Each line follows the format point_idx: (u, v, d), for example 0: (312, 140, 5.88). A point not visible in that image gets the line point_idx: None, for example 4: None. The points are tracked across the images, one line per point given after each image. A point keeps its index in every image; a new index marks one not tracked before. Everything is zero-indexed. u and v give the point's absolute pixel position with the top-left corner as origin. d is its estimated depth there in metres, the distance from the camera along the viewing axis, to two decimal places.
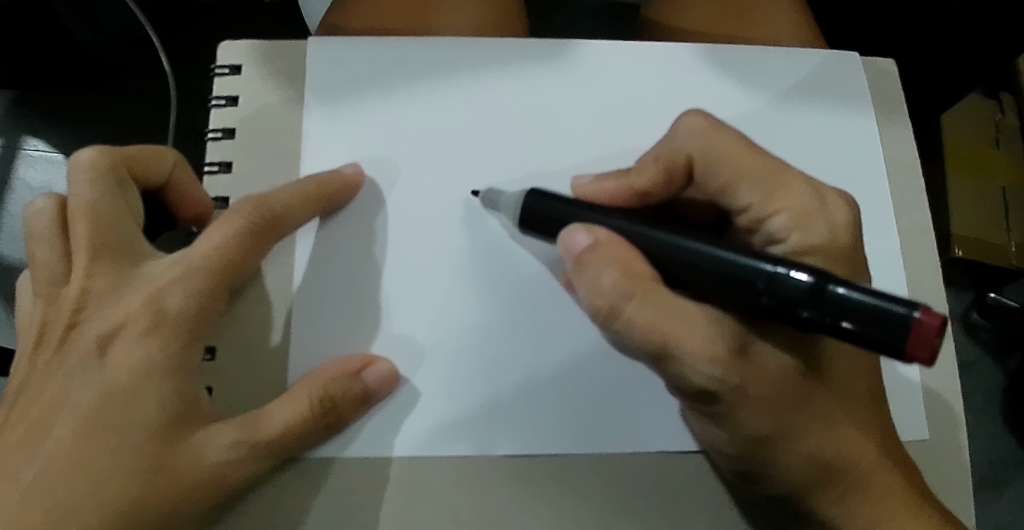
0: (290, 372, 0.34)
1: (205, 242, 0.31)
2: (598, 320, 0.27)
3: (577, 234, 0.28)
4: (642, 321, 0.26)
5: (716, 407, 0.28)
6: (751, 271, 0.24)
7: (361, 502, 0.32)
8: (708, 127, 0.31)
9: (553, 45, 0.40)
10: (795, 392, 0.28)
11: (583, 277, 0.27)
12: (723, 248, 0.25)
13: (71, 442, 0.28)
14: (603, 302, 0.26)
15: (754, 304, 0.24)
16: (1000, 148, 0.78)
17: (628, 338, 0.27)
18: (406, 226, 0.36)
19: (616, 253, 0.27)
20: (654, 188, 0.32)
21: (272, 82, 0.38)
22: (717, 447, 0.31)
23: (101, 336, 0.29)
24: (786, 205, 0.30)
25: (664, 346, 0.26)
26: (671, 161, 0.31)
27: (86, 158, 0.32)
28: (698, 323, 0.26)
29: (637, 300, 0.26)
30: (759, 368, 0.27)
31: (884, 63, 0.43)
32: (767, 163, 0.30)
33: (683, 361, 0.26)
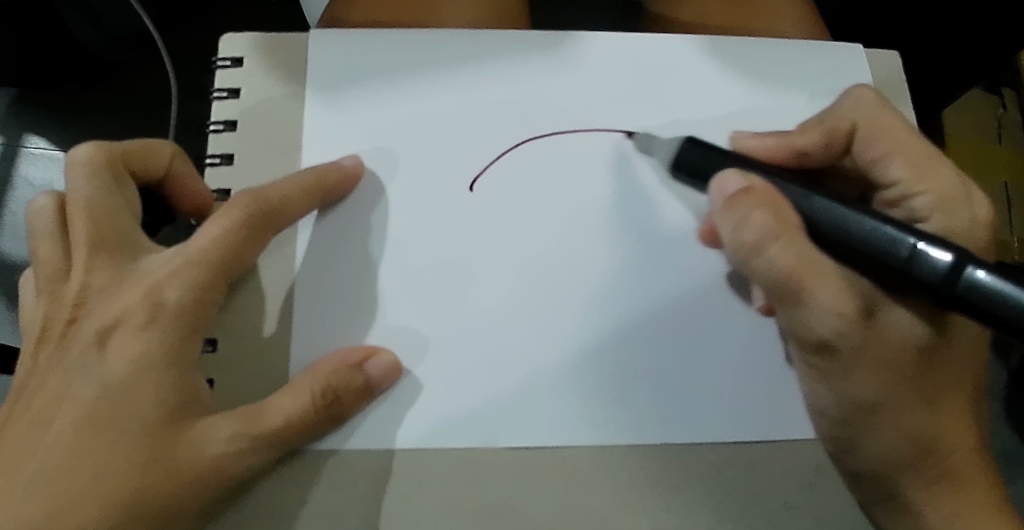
0: (290, 366, 0.33)
1: (205, 234, 0.31)
2: (734, 252, 0.29)
3: (729, 179, 0.29)
4: (781, 264, 0.27)
5: (831, 362, 0.30)
6: (894, 245, 0.27)
7: (364, 495, 0.32)
8: (874, 101, 0.33)
9: (555, 37, 0.40)
10: (913, 361, 0.30)
11: (728, 215, 0.28)
12: (863, 215, 0.28)
13: (71, 438, 0.27)
14: (747, 237, 0.27)
15: (891, 272, 0.27)
16: (1002, 143, 0.78)
17: (761, 276, 0.28)
18: (408, 218, 0.36)
19: (770, 198, 0.28)
20: (812, 148, 0.34)
21: (273, 74, 0.38)
22: (817, 408, 0.32)
23: (100, 329, 0.29)
24: (930, 188, 0.32)
25: (798, 291, 0.27)
26: (835, 128, 0.34)
27: (83, 153, 0.32)
28: (835, 280, 0.28)
29: (788, 245, 0.27)
30: (886, 330, 0.29)
31: (886, 54, 0.42)
32: (924, 145, 0.32)
33: (810, 309, 0.28)
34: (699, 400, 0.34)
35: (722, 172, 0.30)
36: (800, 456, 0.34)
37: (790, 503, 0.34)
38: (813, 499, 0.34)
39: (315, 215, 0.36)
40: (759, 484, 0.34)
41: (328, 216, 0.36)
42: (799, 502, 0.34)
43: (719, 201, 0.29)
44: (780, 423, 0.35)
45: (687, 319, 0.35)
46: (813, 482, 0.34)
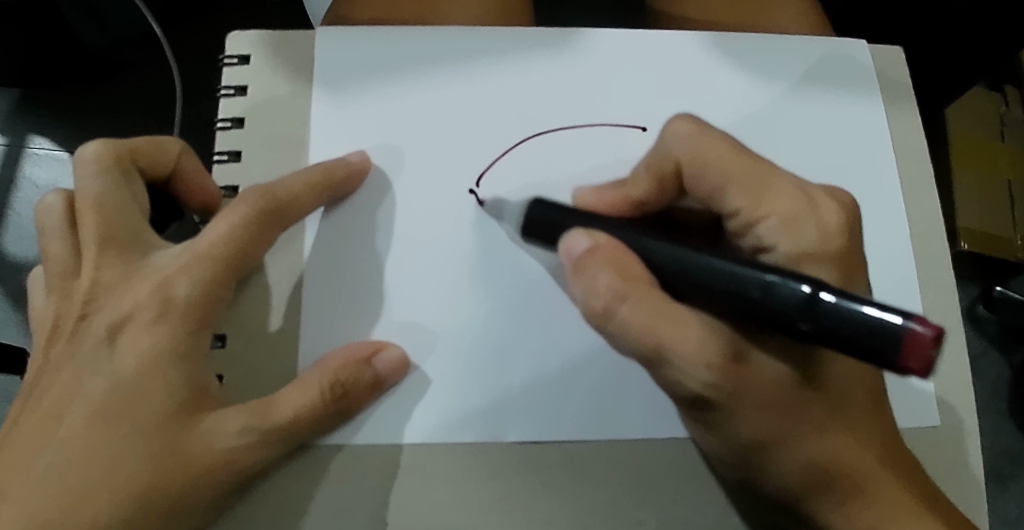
0: (300, 360, 0.34)
1: (213, 230, 0.31)
2: (596, 322, 0.27)
3: (576, 239, 0.28)
4: (635, 324, 0.26)
5: (712, 415, 0.28)
6: (750, 280, 0.24)
7: (373, 490, 0.32)
8: (696, 133, 0.30)
9: (560, 33, 0.40)
10: (785, 398, 0.28)
11: (581, 280, 0.27)
12: (711, 254, 0.25)
13: (83, 431, 0.28)
14: (598, 303, 0.27)
15: (749, 314, 0.24)
16: (1005, 142, 0.78)
17: (620, 339, 0.27)
18: (415, 214, 0.36)
19: (614, 257, 0.26)
20: (648, 198, 0.33)
21: (280, 71, 0.38)
22: (713, 451, 0.31)
23: (110, 325, 0.30)
24: (776, 209, 0.29)
25: (657, 349, 0.26)
26: (661, 169, 0.32)
27: (92, 151, 0.32)
28: (690, 328, 0.26)
29: (635, 304, 0.26)
30: (756, 374, 0.27)
31: (890, 49, 0.42)
32: (752, 162, 0.30)
33: (675, 365, 0.26)
34: None
35: (569, 230, 0.29)
36: None
37: None
38: None
39: (323, 211, 0.36)
40: None
41: (335, 214, 0.36)
42: None
43: (569, 264, 0.28)
44: None
45: None
46: None
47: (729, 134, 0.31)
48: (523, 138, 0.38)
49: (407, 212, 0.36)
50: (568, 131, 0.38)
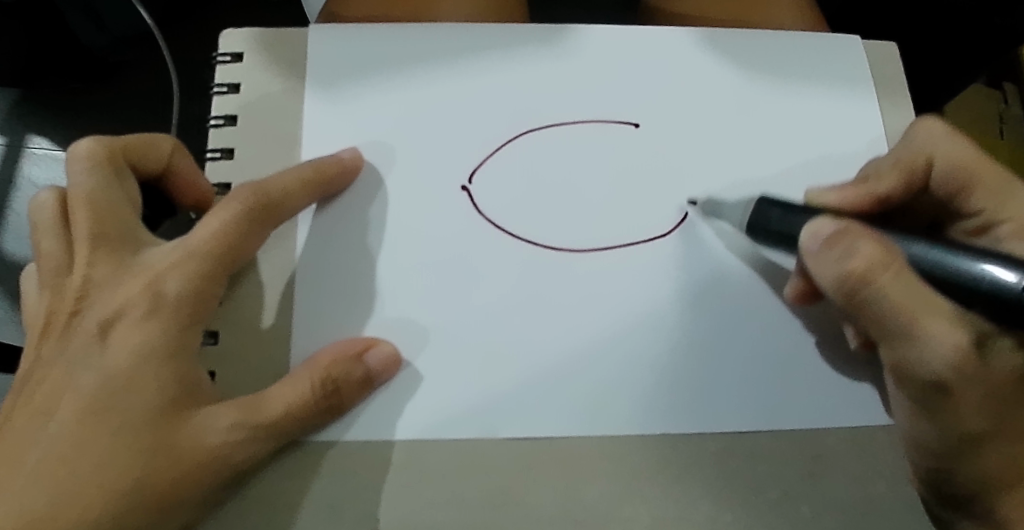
0: (291, 357, 0.34)
1: (205, 227, 0.31)
2: (839, 293, 0.27)
3: (821, 222, 0.28)
4: (891, 296, 0.26)
5: (937, 402, 0.28)
6: (1008, 288, 0.25)
7: (364, 487, 0.32)
8: (945, 133, 0.33)
9: (552, 30, 0.40)
10: (1013, 393, 0.28)
11: (832, 255, 0.27)
12: (965, 253, 0.26)
13: (72, 427, 0.28)
14: (857, 267, 0.26)
15: (1010, 310, 0.25)
16: (1005, 139, 0.78)
17: (870, 311, 0.27)
18: (405, 211, 0.36)
19: (869, 235, 0.27)
20: (893, 194, 0.34)
21: (273, 69, 0.38)
22: (915, 438, 0.31)
23: (101, 321, 0.30)
24: (1017, 213, 0.33)
25: (909, 326, 0.27)
26: (911, 164, 0.33)
27: (84, 148, 0.32)
28: (945, 314, 0.26)
29: (897, 278, 0.26)
30: (997, 369, 0.27)
31: (885, 45, 0.42)
32: (998, 170, 0.33)
33: (923, 345, 0.27)
34: (698, 391, 0.34)
35: (813, 219, 0.29)
36: (798, 446, 0.34)
37: (789, 494, 0.33)
38: (813, 489, 0.34)
39: (314, 209, 0.36)
40: (759, 474, 0.34)
41: (328, 211, 0.36)
42: (798, 493, 0.33)
43: (816, 245, 0.28)
44: (780, 414, 0.34)
45: (683, 317, 0.35)
46: (815, 473, 0.34)
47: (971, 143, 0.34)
48: (515, 136, 0.38)
49: (401, 209, 0.36)
50: (559, 128, 0.38)
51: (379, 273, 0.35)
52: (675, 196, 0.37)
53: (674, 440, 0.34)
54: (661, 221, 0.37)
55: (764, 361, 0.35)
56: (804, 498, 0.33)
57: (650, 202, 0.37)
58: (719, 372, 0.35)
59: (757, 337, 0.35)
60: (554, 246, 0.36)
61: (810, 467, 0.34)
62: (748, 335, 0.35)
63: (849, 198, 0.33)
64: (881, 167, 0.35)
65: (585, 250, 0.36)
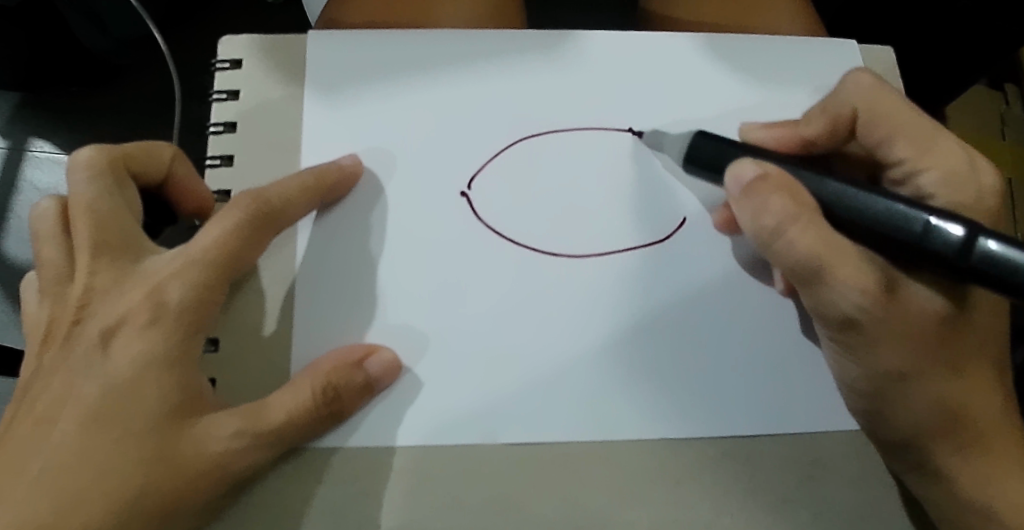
0: (292, 363, 0.34)
1: (206, 235, 0.31)
2: (758, 239, 0.29)
3: (744, 167, 0.30)
4: (802, 245, 0.28)
5: (854, 341, 0.30)
6: (909, 223, 0.27)
7: (365, 492, 0.33)
8: (875, 84, 0.33)
9: (552, 36, 0.40)
10: (928, 332, 0.30)
11: (751, 201, 0.29)
12: (873, 195, 0.28)
13: (75, 435, 0.28)
14: (768, 222, 0.28)
15: (908, 247, 0.27)
16: (1005, 140, 0.77)
17: (785, 258, 0.29)
18: (405, 218, 0.36)
19: (785, 184, 0.28)
20: (817, 139, 0.35)
21: (272, 76, 0.38)
22: (846, 381, 0.33)
23: (103, 330, 0.30)
24: (937, 164, 0.32)
25: (821, 273, 0.28)
26: (837, 114, 0.34)
27: (85, 156, 0.32)
28: (852, 258, 0.28)
29: (803, 224, 0.28)
30: (908, 308, 0.29)
31: (882, 50, 0.42)
32: (926, 123, 0.33)
33: (833, 288, 0.28)
34: (696, 396, 0.34)
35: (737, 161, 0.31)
36: (797, 450, 0.34)
37: (787, 497, 0.34)
38: (811, 492, 0.34)
39: (315, 215, 0.36)
40: (758, 476, 0.34)
41: (328, 218, 0.36)
42: (796, 496, 0.34)
43: (738, 190, 0.30)
44: (777, 418, 0.35)
45: (682, 322, 0.35)
46: (813, 477, 0.34)
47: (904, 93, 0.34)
48: (514, 142, 0.38)
49: (400, 215, 0.36)
50: (558, 134, 0.38)
51: (380, 280, 0.35)
52: (674, 201, 0.37)
53: (674, 444, 0.34)
54: (659, 226, 0.37)
55: (761, 364, 0.35)
56: (802, 502, 0.34)
57: (649, 207, 0.37)
58: (719, 377, 0.35)
59: (755, 342, 0.35)
60: (554, 251, 0.36)
61: (809, 470, 0.34)
62: (746, 340, 0.35)
63: (775, 139, 0.36)
64: (812, 112, 0.36)
65: (585, 256, 0.36)
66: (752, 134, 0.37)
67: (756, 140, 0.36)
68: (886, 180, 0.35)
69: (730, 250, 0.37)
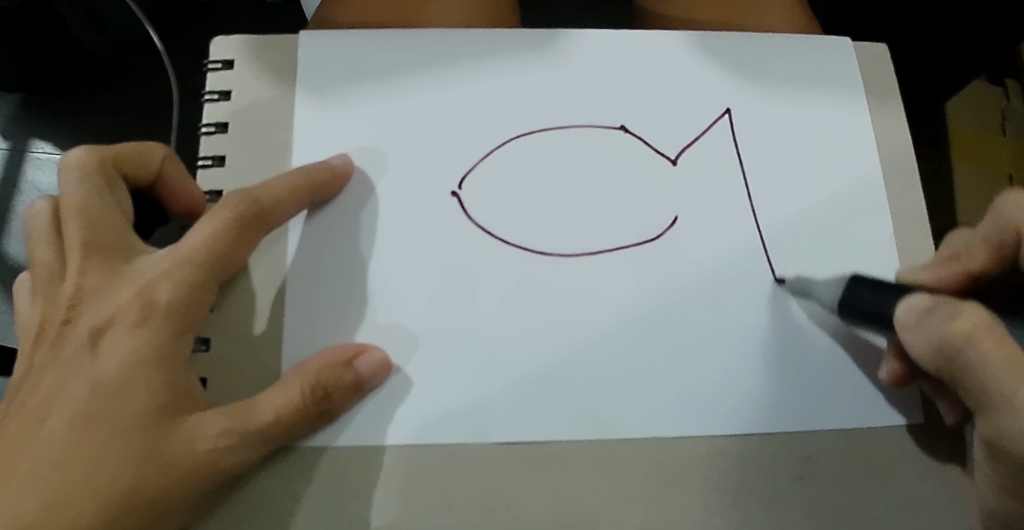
0: (283, 362, 0.34)
1: (195, 236, 0.32)
2: (935, 359, 0.27)
3: (917, 298, 0.28)
4: (991, 363, 0.25)
5: None
6: None
7: (355, 492, 0.33)
8: None
9: (542, 35, 0.40)
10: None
11: (931, 323, 0.27)
12: None
13: (63, 434, 0.28)
14: (958, 327, 0.26)
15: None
16: (1005, 136, 0.74)
17: (969, 377, 0.26)
18: (396, 218, 0.36)
19: (977, 313, 0.26)
20: (986, 271, 0.32)
21: (264, 76, 0.38)
22: (1006, 509, 0.29)
23: (93, 329, 0.30)
24: None
25: (1006, 396, 0.25)
26: (1001, 239, 0.31)
27: (76, 157, 0.32)
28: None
29: (996, 346, 0.25)
30: None
31: (876, 48, 0.42)
32: None
33: (1023, 412, 0.25)
34: (687, 395, 0.34)
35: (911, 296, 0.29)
36: (789, 450, 0.34)
37: (779, 497, 0.34)
38: (804, 491, 0.34)
39: (306, 215, 0.36)
40: (749, 476, 0.34)
41: (319, 219, 0.36)
42: (788, 496, 0.34)
43: (914, 317, 0.28)
44: (769, 417, 0.34)
45: (673, 322, 0.35)
46: (803, 475, 0.34)
47: None
48: (504, 140, 0.38)
49: (392, 214, 0.36)
50: (547, 132, 0.38)
51: (370, 280, 0.35)
52: (666, 200, 0.37)
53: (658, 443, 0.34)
54: (651, 225, 0.37)
55: (754, 364, 0.35)
56: (793, 501, 0.34)
57: (641, 205, 0.37)
58: (711, 376, 0.35)
59: (748, 344, 0.35)
60: (544, 250, 0.36)
61: (801, 469, 0.34)
62: (740, 340, 0.35)
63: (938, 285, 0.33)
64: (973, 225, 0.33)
65: (576, 253, 0.36)
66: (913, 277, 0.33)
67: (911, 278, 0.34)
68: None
69: (721, 248, 0.37)
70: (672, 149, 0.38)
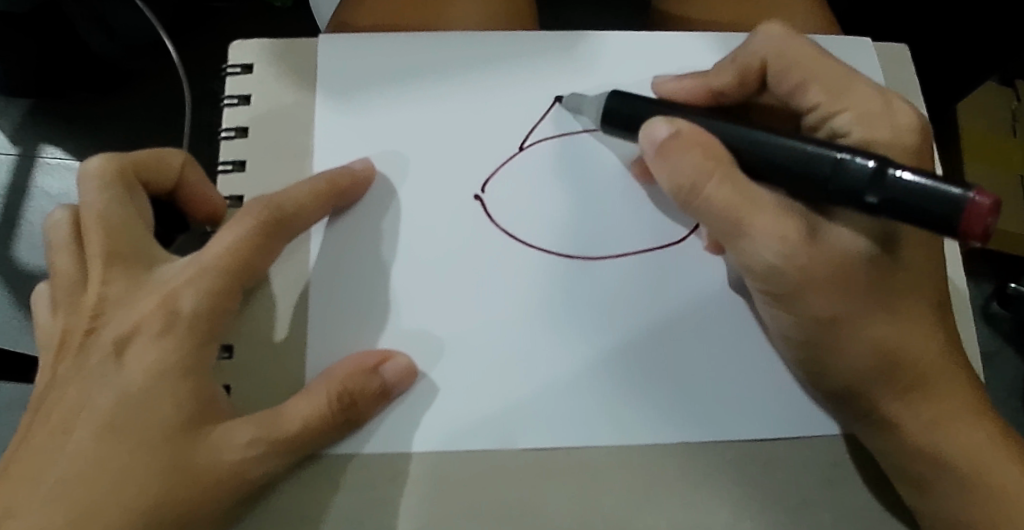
0: (307, 370, 0.34)
1: (219, 242, 0.31)
2: (677, 196, 0.30)
3: (659, 127, 0.29)
4: (718, 200, 0.28)
5: (782, 294, 0.30)
6: (821, 161, 0.27)
7: (382, 499, 0.32)
8: (783, 33, 0.33)
9: (564, 37, 0.40)
10: (858, 275, 0.29)
11: (664, 161, 0.29)
12: (788, 137, 0.28)
13: (89, 446, 0.28)
14: (684, 179, 0.29)
15: (819, 192, 0.27)
16: (1016, 136, 0.74)
17: (703, 215, 0.29)
18: (418, 222, 0.36)
19: (697, 139, 0.28)
20: (726, 90, 0.35)
21: (284, 81, 0.38)
22: (786, 333, 0.32)
23: (117, 339, 0.29)
24: (853, 105, 0.31)
25: (738, 224, 0.28)
26: (746, 64, 0.34)
27: (95, 165, 0.32)
28: (766, 206, 0.28)
29: (716, 179, 0.28)
30: (834, 250, 0.29)
31: (898, 48, 0.42)
32: (838, 68, 0.32)
33: (752, 240, 0.28)
34: (714, 399, 0.34)
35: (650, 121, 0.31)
36: (819, 453, 0.34)
37: (809, 500, 0.33)
38: (834, 494, 0.33)
39: (328, 221, 0.36)
40: (777, 479, 0.33)
41: (341, 224, 0.36)
42: (818, 499, 0.33)
43: (652, 151, 0.30)
44: (797, 420, 0.34)
45: (698, 325, 0.35)
46: (832, 478, 0.34)
47: (816, 40, 0.33)
48: (526, 144, 0.37)
49: (414, 218, 0.36)
50: (571, 136, 0.38)
51: (393, 285, 0.35)
52: None
53: (539, 399, 0.33)
54: (675, 228, 0.36)
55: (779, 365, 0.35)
56: (824, 504, 0.33)
57: (665, 207, 0.37)
58: (737, 380, 0.34)
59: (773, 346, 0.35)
60: (568, 254, 0.36)
61: (830, 473, 0.34)
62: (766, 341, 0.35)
63: (685, 91, 0.36)
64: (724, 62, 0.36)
65: (602, 258, 0.36)
66: (669, 85, 0.37)
67: (669, 93, 0.37)
68: (803, 130, 0.34)
69: None
70: None
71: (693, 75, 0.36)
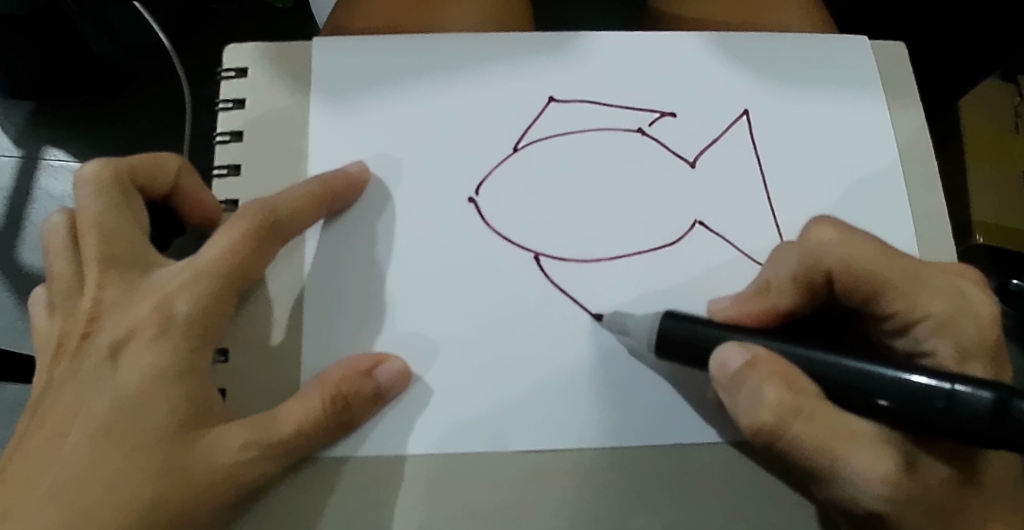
0: (303, 371, 0.34)
1: (213, 247, 0.31)
2: (761, 435, 0.27)
3: (729, 352, 0.28)
4: (807, 437, 0.26)
5: (882, 526, 0.29)
6: (927, 391, 0.24)
7: (376, 502, 0.32)
8: (843, 238, 0.30)
9: (559, 38, 0.40)
10: (950, 504, 0.28)
11: (743, 396, 0.27)
12: (862, 360, 0.26)
13: (84, 450, 0.28)
14: (767, 417, 0.27)
15: (929, 425, 0.24)
16: (1019, 134, 0.74)
17: (787, 450, 0.27)
18: (412, 225, 0.36)
19: (777, 369, 0.27)
20: (795, 308, 0.32)
21: (278, 84, 0.38)
22: None
23: (112, 343, 0.30)
24: (933, 310, 0.29)
25: (834, 464, 0.27)
26: (809, 278, 0.31)
27: (92, 170, 0.32)
28: (864, 440, 0.27)
29: (807, 423, 0.26)
30: (927, 480, 0.27)
31: (894, 45, 0.41)
32: (906, 267, 0.29)
33: (852, 480, 0.27)
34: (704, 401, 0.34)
35: (721, 342, 0.29)
36: None
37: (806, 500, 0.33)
38: None
39: (322, 224, 0.36)
40: (772, 481, 0.33)
41: (335, 228, 0.36)
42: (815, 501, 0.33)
43: (725, 380, 0.28)
44: None
45: None
46: None
47: (871, 234, 0.30)
48: (521, 144, 0.37)
49: (409, 221, 0.36)
50: (566, 137, 0.38)
51: (386, 288, 0.35)
52: (684, 205, 0.37)
53: (534, 401, 0.33)
54: (670, 230, 0.36)
55: None
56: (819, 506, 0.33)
57: (658, 209, 0.37)
58: None
59: None
60: (563, 256, 0.36)
61: None
62: None
63: (746, 314, 0.32)
64: (778, 263, 0.32)
65: (597, 261, 0.36)
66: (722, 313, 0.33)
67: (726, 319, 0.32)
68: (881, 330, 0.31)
69: (743, 250, 0.36)
70: (689, 151, 0.38)
71: (754, 293, 0.32)
